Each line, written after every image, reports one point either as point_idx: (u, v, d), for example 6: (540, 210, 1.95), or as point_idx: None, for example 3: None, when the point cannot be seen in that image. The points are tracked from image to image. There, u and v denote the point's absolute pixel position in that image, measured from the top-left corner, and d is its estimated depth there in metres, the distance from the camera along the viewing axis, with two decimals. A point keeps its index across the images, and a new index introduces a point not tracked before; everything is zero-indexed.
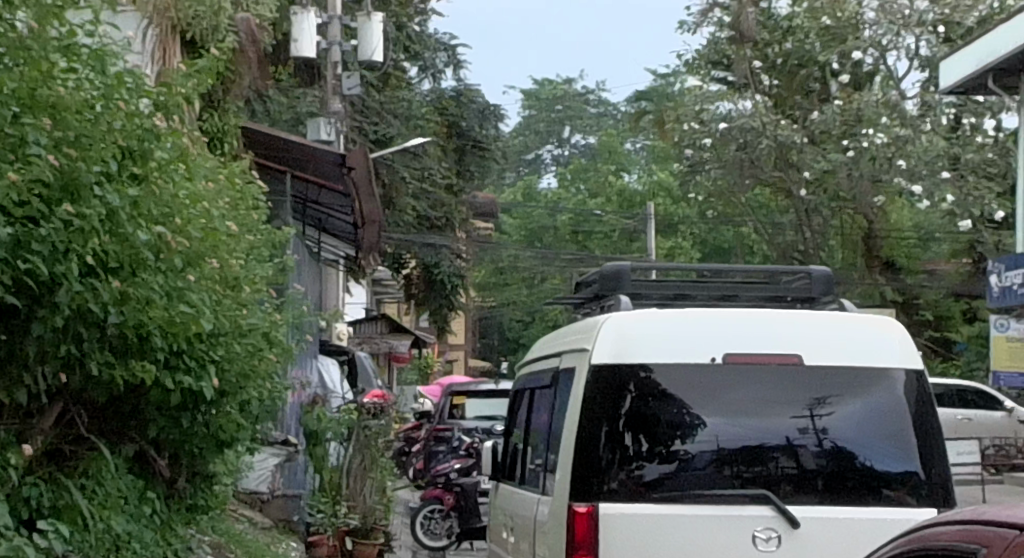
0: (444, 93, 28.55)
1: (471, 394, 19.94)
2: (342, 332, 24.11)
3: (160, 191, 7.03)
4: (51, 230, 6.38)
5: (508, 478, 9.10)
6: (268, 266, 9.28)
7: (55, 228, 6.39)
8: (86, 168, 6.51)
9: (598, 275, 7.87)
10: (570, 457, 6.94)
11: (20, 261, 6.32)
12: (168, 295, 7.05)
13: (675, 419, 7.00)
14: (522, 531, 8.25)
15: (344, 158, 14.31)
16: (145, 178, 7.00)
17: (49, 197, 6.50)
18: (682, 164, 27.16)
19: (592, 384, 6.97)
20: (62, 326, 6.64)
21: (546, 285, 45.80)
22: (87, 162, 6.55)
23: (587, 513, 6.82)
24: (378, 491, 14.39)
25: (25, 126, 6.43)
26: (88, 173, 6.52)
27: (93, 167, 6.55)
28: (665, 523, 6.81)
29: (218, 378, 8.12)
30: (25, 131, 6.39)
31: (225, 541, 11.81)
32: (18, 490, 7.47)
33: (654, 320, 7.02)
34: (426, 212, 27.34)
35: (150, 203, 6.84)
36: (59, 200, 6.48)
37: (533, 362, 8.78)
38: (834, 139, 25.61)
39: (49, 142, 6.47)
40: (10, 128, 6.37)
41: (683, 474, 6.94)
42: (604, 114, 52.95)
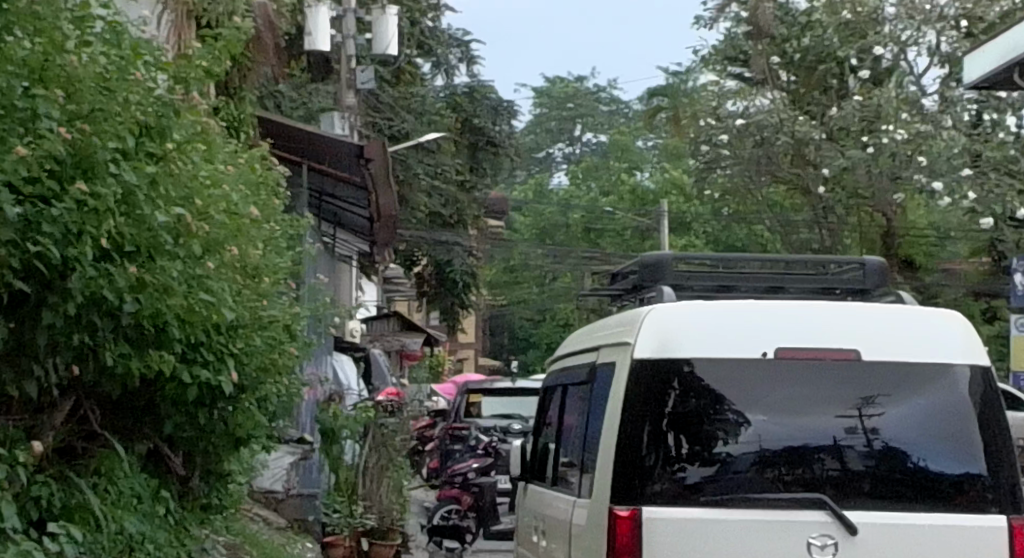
0: (456, 92, 28.20)
1: (486, 392, 19.58)
2: (355, 329, 23.74)
3: (179, 170, 6.66)
4: (63, 210, 6.00)
5: (538, 479, 8.70)
6: (287, 257, 8.87)
7: (67, 208, 6.01)
8: (100, 145, 6.16)
9: (638, 266, 7.44)
10: (610, 458, 6.57)
11: (30, 242, 5.95)
12: (189, 282, 6.69)
13: (718, 420, 6.60)
14: (554, 533, 7.87)
15: (361, 149, 13.94)
16: (164, 158, 6.62)
17: (61, 175, 6.14)
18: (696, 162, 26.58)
19: (634, 381, 6.59)
20: (75, 314, 6.27)
21: (557, 283, 45.35)
22: (102, 138, 6.20)
23: (629, 517, 6.45)
24: (395, 490, 14.02)
25: (36, 98, 6.08)
26: (103, 150, 6.17)
27: (107, 144, 6.20)
28: (709, 529, 6.43)
29: (237, 372, 7.74)
30: (36, 104, 6.04)
31: (239, 542, 11.44)
32: (26, 490, 7.09)
33: (697, 314, 6.65)
34: (439, 209, 27.01)
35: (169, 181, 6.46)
36: (71, 179, 6.12)
37: (566, 357, 8.40)
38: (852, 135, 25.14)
39: (61, 116, 6.11)
40: (20, 101, 6.02)
41: (726, 477, 6.54)
42: (616, 112, 52.58)
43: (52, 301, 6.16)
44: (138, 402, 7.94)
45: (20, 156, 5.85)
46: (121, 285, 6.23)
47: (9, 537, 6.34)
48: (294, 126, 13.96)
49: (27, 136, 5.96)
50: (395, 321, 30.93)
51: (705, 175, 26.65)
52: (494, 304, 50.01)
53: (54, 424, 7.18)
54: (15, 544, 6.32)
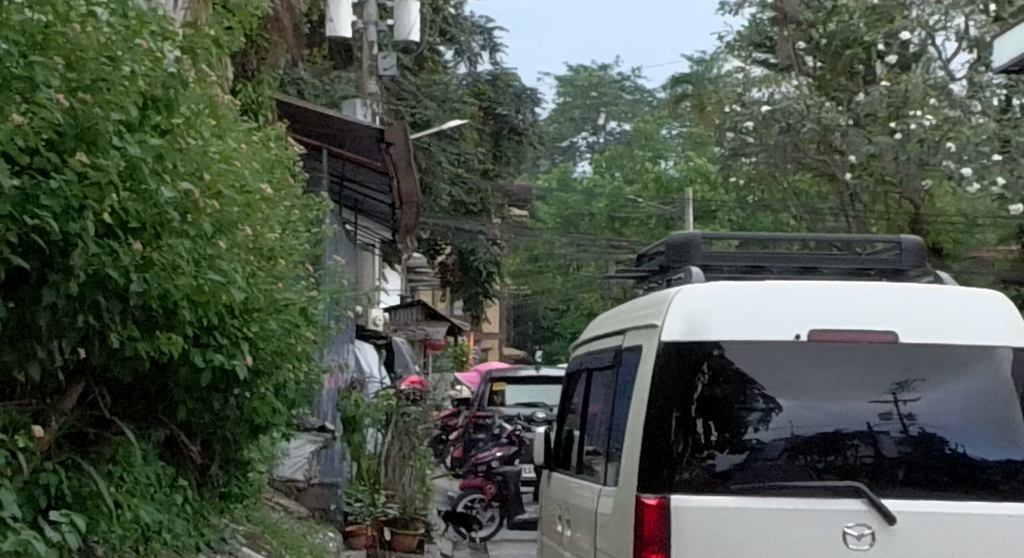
0: (482, 78, 27.87)
1: (510, 380, 19.35)
2: (377, 318, 23.54)
3: (188, 145, 6.45)
4: (63, 181, 5.84)
5: (562, 466, 8.47)
6: (303, 239, 8.67)
7: (66, 181, 5.86)
8: (103, 116, 5.97)
9: (665, 247, 7.18)
10: (637, 446, 6.33)
11: (27, 215, 5.81)
12: (198, 260, 6.47)
13: (749, 404, 6.35)
14: (579, 521, 7.65)
15: (382, 134, 13.70)
16: (171, 131, 6.40)
17: (62, 146, 5.98)
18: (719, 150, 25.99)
19: (661, 366, 6.34)
20: (78, 292, 6.08)
21: (581, 272, 45.04)
22: (106, 109, 6.01)
23: (657, 506, 6.22)
24: (417, 480, 13.66)
25: (35, 66, 5.87)
26: (106, 121, 5.98)
27: (111, 115, 6.00)
28: (738, 518, 6.20)
29: (251, 356, 7.53)
30: (34, 72, 5.85)
31: (259, 532, 11.25)
32: (34, 478, 6.81)
33: (728, 294, 6.39)
34: (461, 197, 26.77)
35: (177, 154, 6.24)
36: (72, 150, 5.95)
37: (590, 340, 8.16)
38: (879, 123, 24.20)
39: (61, 85, 5.90)
40: (18, 69, 5.83)
41: (757, 465, 6.30)
42: (640, 100, 52.12)
43: (54, 279, 5.99)
44: (150, 388, 7.74)
45: (16, 125, 5.69)
46: (126, 262, 6.03)
47: (9, 526, 6.14)
48: (314, 109, 13.74)
49: (25, 105, 5.80)
50: (419, 310, 30.74)
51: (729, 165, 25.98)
52: (519, 293, 49.78)
53: (61, 411, 6.97)
54: (15, 534, 6.12)
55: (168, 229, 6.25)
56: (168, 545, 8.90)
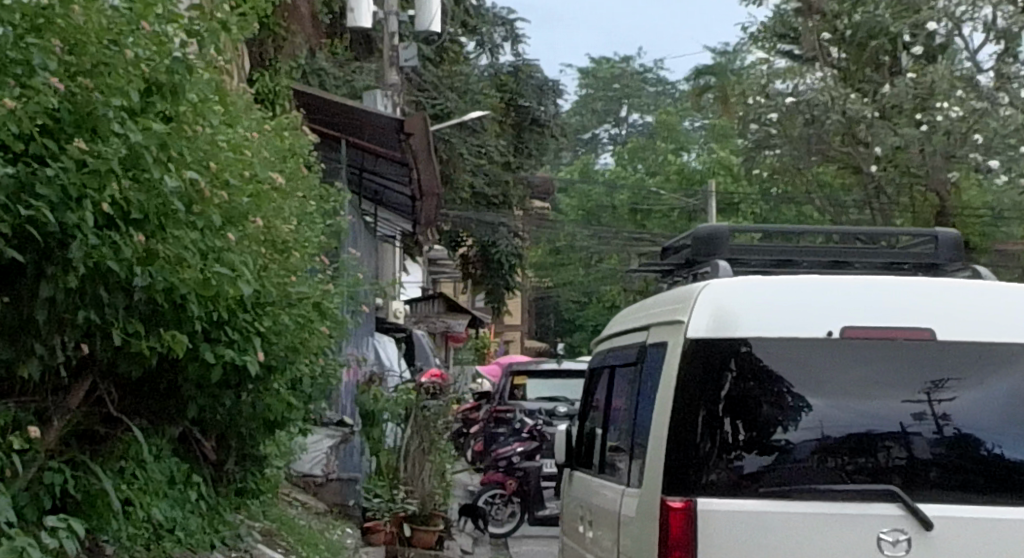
0: (502, 70, 27.57)
1: (532, 374, 19.11)
2: (397, 310, 23.35)
3: (195, 132, 6.24)
4: (59, 170, 5.63)
5: (583, 465, 8.24)
6: (319, 229, 8.46)
7: (64, 168, 5.64)
8: (103, 100, 5.79)
9: (691, 239, 6.92)
10: (662, 447, 6.10)
11: (21, 207, 5.58)
12: (205, 251, 6.29)
13: (778, 403, 6.11)
14: (600, 521, 7.43)
15: (401, 123, 13.48)
16: (176, 118, 6.18)
17: (60, 133, 5.81)
18: (741, 141, 25.60)
19: (687, 363, 6.11)
20: (77, 287, 5.88)
21: (603, 265, 44.78)
22: (107, 94, 5.81)
23: (683, 509, 6.00)
24: (438, 475, 13.44)
25: (30, 48, 5.70)
26: (106, 106, 5.80)
27: (111, 100, 5.82)
28: (766, 523, 5.96)
29: (263, 351, 7.33)
30: (30, 54, 5.66)
31: (276, 529, 11.08)
32: (40, 478, 6.67)
33: (757, 287, 6.13)
34: (482, 189, 26.55)
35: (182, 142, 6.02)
36: (70, 137, 5.78)
37: (614, 335, 7.91)
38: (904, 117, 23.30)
39: (57, 68, 5.72)
40: (11, 51, 5.64)
41: (786, 466, 6.06)
42: (663, 92, 51.85)
43: (52, 272, 5.78)
44: (160, 384, 7.55)
45: (9, 110, 5.49)
46: (127, 255, 5.83)
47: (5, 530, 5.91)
48: (332, 99, 13.56)
49: (19, 89, 5.59)
50: (440, 303, 30.57)
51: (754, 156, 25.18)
52: (541, 285, 49.59)
53: (69, 407, 6.79)
54: (11, 539, 5.88)
55: (173, 220, 6.05)
56: (180, 544, 8.87)
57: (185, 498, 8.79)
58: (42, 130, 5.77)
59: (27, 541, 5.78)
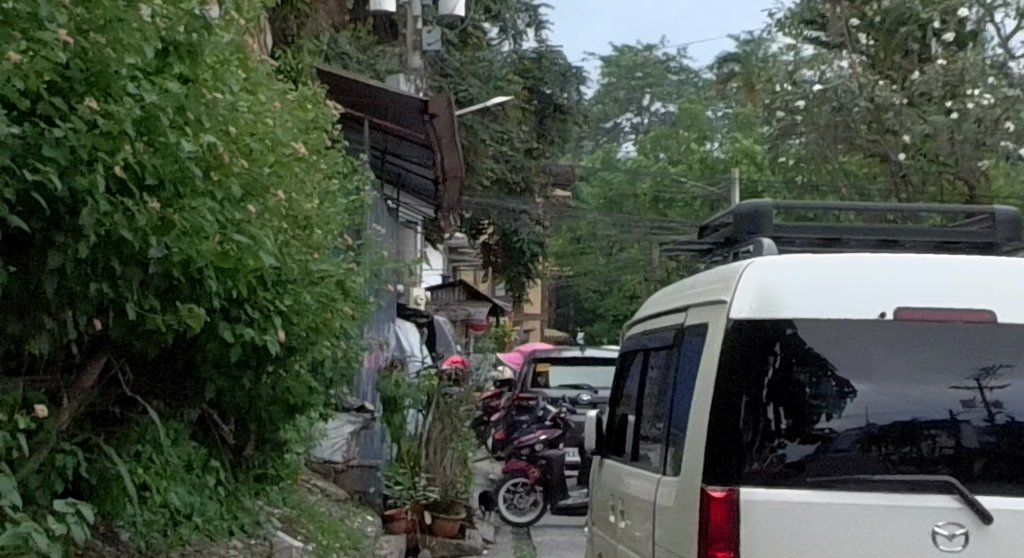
0: (526, 56, 27.17)
1: (554, 361, 18.77)
2: (418, 297, 23.09)
3: (212, 97, 6.05)
4: (69, 131, 5.37)
5: (615, 452, 7.94)
6: (341, 205, 8.17)
7: (73, 129, 5.39)
8: (115, 57, 5.53)
9: (733, 216, 6.61)
10: (702, 434, 5.81)
11: (28, 169, 5.31)
12: (222, 222, 6.08)
13: (823, 389, 5.80)
14: (633, 511, 7.15)
15: (425, 104, 13.17)
16: (195, 80, 6.05)
17: (69, 91, 5.53)
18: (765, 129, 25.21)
19: (730, 346, 5.80)
20: (88, 256, 5.63)
21: (624, 254, 44.44)
22: (119, 51, 5.57)
23: (723, 500, 5.71)
24: (460, 462, 13.18)
25: None
26: (117, 65, 5.55)
27: (124, 58, 5.58)
28: (809, 517, 5.66)
29: (284, 331, 7.08)
30: (37, 5, 5.34)
31: (295, 516, 10.84)
32: (52, 460, 6.42)
33: (804, 267, 5.81)
34: (504, 176, 26.20)
35: (198, 106, 5.83)
36: (80, 96, 5.52)
37: (648, 318, 7.61)
38: (934, 104, 21.69)
39: (67, 22, 5.44)
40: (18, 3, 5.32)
41: (832, 456, 5.75)
42: (685, 81, 51.41)
43: (61, 241, 5.53)
44: (176, 365, 7.28)
45: (16, 65, 5.22)
46: (142, 223, 5.58)
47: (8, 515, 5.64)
48: (354, 79, 13.27)
49: (26, 43, 5.30)
50: (461, 290, 30.28)
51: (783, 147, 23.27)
52: (561, 274, 49.21)
53: (82, 388, 6.54)
54: (14, 525, 5.63)
55: (189, 188, 5.86)
56: (199, 530, 8.65)
57: (202, 483, 8.67)
58: (50, 89, 5.50)
59: (31, 526, 5.55)
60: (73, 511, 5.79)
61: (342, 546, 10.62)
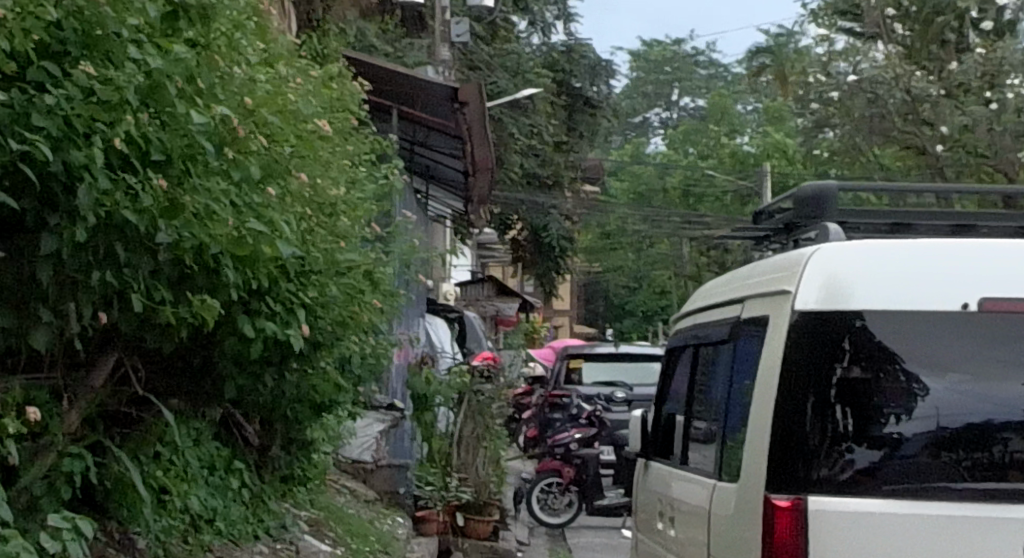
0: (555, 49, 26.64)
1: (588, 357, 18.21)
2: (448, 292, 22.65)
3: (225, 67, 5.67)
4: (62, 99, 5.06)
5: (662, 455, 7.45)
6: (367, 191, 7.74)
7: (67, 96, 5.09)
8: (115, 16, 5.22)
9: (794, 200, 6.09)
10: (766, 439, 5.32)
11: (13, 137, 5.00)
12: (238, 205, 5.68)
13: (892, 388, 5.30)
14: (682, 519, 6.68)
15: (455, 92, 12.72)
16: (206, 48, 5.65)
17: (64, 54, 5.24)
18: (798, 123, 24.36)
19: (795, 340, 5.31)
20: (89, 239, 5.26)
21: (654, 249, 43.86)
22: (120, 12, 5.26)
23: (790, 509, 5.22)
24: (493, 462, 12.65)
25: None
26: (118, 25, 5.23)
27: (126, 20, 5.26)
28: (879, 526, 5.16)
29: (307, 325, 6.67)
30: None
31: (323, 518, 10.33)
32: (59, 462, 5.94)
33: (876, 253, 5.28)
34: (534, 170, 25.61)
35: (210, 75, 5.50)
36: (75, 59, 5.23)
37: (699, 310, 7.10)
38: (972, 96, 19.23)
39: None
40: None
41: (903, 461, 5.25)
42: (715, 76, 50.75)
43: (57, 223, 5.18)
44: (193, 361, 6.82)
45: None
46: (146, 204, 5.22)
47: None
48: (382, 65, 12.80)
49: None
50: (490, 286, 29.81)
51: (809, 140, 21.38)
52: (590, 270, 48.67)
53: (91, 388, 6.08)
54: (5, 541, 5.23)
55: (200, 165, 5.49)
56: (222, 536, 8.51)
57: (225, 485, 8.60)
58: (41, 51, 5.24)
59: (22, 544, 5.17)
60: (70, 529, 5.43)
61: (371, 550, 10.11)
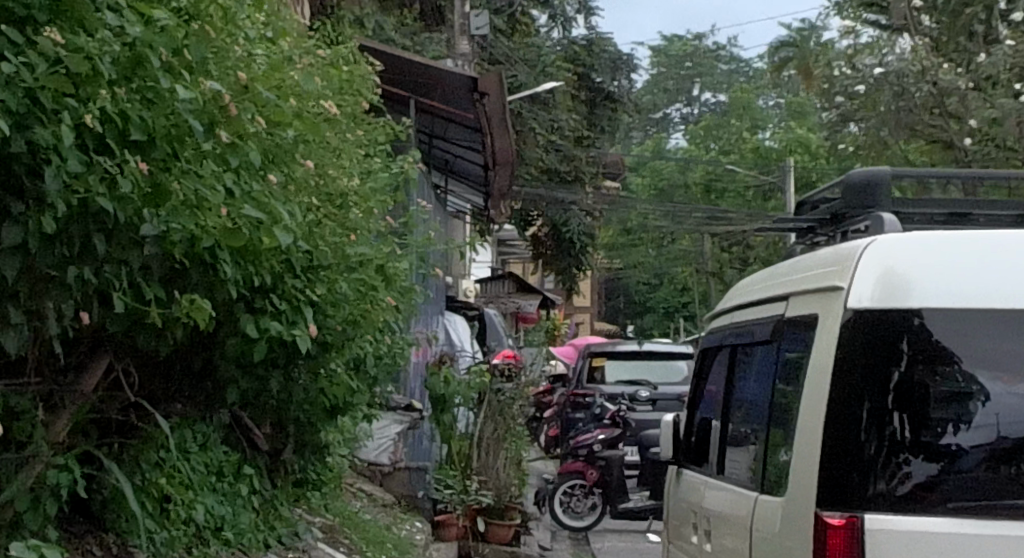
0: (575, 43, 25.96)
1: (610, 355, 17.54)
2: (467, 289, 22.21)
3: (217, 39, 5.27)
4: (22, 65, 4.61)
5: (696, 464, 6.97)
6: (375, 180, 7.30)
7: (28, 64, 4.62)
8: None
9: (843, 187, 5.60)
10: (816, 450, 4.84)
11: None
12: (232, 191, 5.35)
13: (949, 393, 4.81)
14: (716, 529, 6.23)
15: (475, 81, 12.24)
16: (196, 17, 5.26)
17: (31, 21, 4.78)
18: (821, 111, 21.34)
19: (850, 339, 4.82)
20: (58, 228, 4.86)
21: (675, 245, 43.20)
22: None
23: (845, 528, 4.74)
24: (514, 464, 12.19)
25: None
26: None
27: None
28: (938, 546, 4.68)
29: (313, 324, 6.22)
30: None
31: (338, 525, 9.83)
32: (43, 478, 5.79)
33: (934, 244, 4.79)
34: (555, 165, 25.07)
35: (201, 47, 5.11)
36: (42, 25, 4.76)
37: (736, 307, 6.62)
38: (999, 89, 16.30)
39: None
40: None
41: (963, 476, 4.77)
42: (736, 71, 50.14)
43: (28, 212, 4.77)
44: (194, 364, 6.40)
45: None
46: (125, 189, 4.82)
47: None
48: (399, 55, 12.31)
49: None
50: (510, 283, 29.32)
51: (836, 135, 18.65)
52: (610, 267, 48.10)
53: (81, 392, 5.82)
54: None
55: (190, 148, 5.12)
56: (234, 544, 8.02)
57: (235, 491, 8.19)
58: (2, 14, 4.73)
59: None
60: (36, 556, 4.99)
61: None
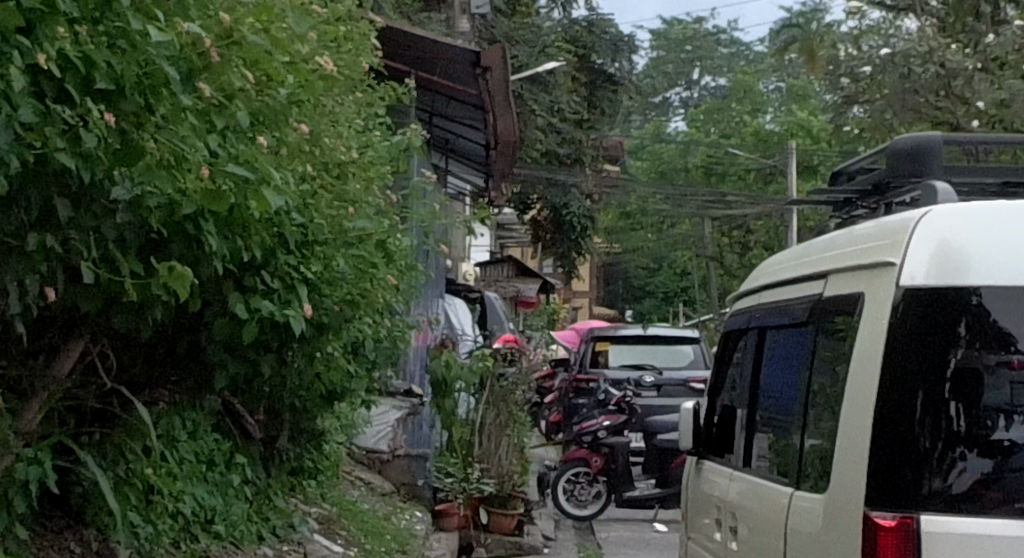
0: (577, 23, 25.39)
1: (614, 339, 17.08)
2: (467, 273, 21.67)
3: None
4: None
5: (718, 454, 6.52)
6: (373, 149, 6.84)
7: None
8: None
9: (890, 155, 5.25)
10: (863, 443, 4.39)
11: None
12: (217, 153, 4.91)
13: (1009, 381, 4.34)
14: (742, 522, 5.78)
15: (478, 55, 11.72)
16: None
17: None
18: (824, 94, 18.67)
19: (901, 318, 4.36)
20: (16, 187, 4.46)
21: (675, 230, 42.61)
22: None
23: (896, 530, 4.28)
24: (516, 451, 11.66)
25: None
26: None
27: None
28: (994, 550, 4.24)
29: (307, 304, 5.76)
30: None
31: (335, 515, 9.36)
32: (11, 471, 5.49)
33: (994, 215, 4.34)
34: (555, 148, 24.52)
35: None
36: None
37: (763, 286, 6.19)
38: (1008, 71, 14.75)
39: None
40: None
41: (1019, 475, 4.31)
42: (736, 54, 49.57)
43: None
44: (177, 347, 5.98)
45: None
46: (90, 144, 4.38)
47: None
48: (399, 28, 11.78)
49: None
50: (510, 266, 28.77)
51: (840, 119, 16.55)
52: (610, 251, 47.47)
53: (55, 379, 5.47)
54: None
55: (167, 103, 4.64)
56: (227, 534, 7.63)
57: (226, 481, 7.80)
58: None
59: None
60: None
61: (388, 550, 9.04)
